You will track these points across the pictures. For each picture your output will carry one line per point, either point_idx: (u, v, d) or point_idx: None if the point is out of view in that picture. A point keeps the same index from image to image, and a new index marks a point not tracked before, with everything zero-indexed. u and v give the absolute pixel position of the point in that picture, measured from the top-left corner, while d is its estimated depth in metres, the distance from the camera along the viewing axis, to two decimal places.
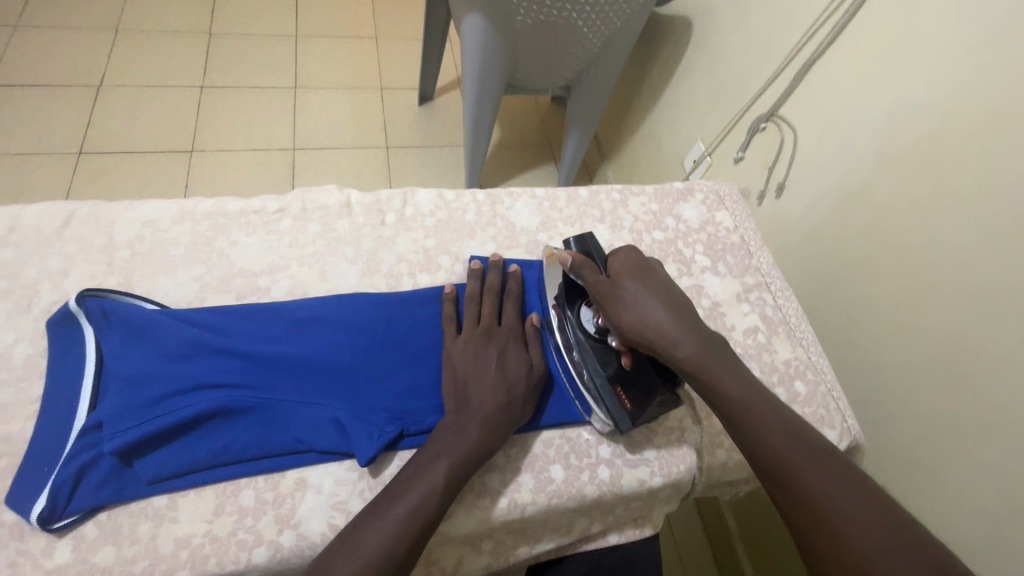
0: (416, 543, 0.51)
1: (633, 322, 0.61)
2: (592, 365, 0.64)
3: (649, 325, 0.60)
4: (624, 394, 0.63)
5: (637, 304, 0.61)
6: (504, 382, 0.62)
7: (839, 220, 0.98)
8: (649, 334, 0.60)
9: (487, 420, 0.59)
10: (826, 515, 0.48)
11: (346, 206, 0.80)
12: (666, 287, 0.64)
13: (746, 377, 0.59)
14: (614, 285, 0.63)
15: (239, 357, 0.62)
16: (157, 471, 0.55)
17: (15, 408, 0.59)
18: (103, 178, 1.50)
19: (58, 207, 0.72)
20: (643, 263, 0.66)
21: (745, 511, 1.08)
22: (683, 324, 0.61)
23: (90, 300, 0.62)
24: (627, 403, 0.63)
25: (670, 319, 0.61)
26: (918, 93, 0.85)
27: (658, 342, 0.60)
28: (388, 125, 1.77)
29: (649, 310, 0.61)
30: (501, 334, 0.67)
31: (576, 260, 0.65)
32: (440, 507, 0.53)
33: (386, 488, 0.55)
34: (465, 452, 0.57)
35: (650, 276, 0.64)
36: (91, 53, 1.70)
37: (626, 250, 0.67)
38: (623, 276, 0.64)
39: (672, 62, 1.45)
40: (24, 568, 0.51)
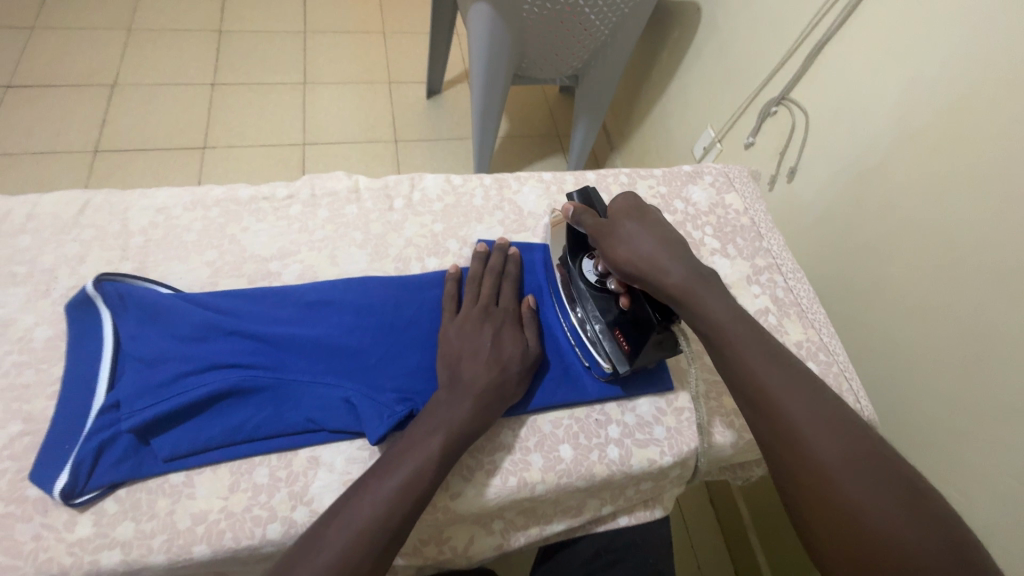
0: (409, 516, 0.51)
1: (623, 257, 0.62)
2: (593, 312, 0.67)
3: (640, 257, 0.61)
4: (622, 336, 0.65)
5: (629, 239, 0.63)
6: (499, 361, 0.62)
7: (853, 201, 0.97)
8: (639, 265, 0.61)
9: (480, 397, 0.59)
10: (812, 459, 0.47)
11: (355, 192, 0.80)
12: (662, 226, 0.65)
13: (741, 313, 0.58)
14: (610, 224, 0.65)
15: (252, 338, 0.63)
16: (173, 448, 0.57)
17: (36, 389, 0.60)
18: (120, 174, 1.53)
19: (74, 195, 0.74)
20: (641, 207, 0.67)
21: (758, 498, 1.08)
22: (677, 258, 0.61)
23: (106, 284, 0.64)
24: (624, 345, 0.64)
25: (663, 253, 0.62)
26: (933, 68, 0.83)
27: (648, 273, 0.61)
28: (397, 118, 1.78)
29: (641, 246, 0.62)
30: (498, 313, 0.67)
31: (575, 210, 0.68)
32: (432, 481, 0.53)
33: (377, 462, 0.54)
34: (458, 429, 0.56)
35: (646, 217, 0.66)
36: (106, 52, 1.73)
37: (627, 196, 0.69)
38: (619, 218, 0.66)
39: (681, 47, 1.44)
40: (47, 542, 0.52)
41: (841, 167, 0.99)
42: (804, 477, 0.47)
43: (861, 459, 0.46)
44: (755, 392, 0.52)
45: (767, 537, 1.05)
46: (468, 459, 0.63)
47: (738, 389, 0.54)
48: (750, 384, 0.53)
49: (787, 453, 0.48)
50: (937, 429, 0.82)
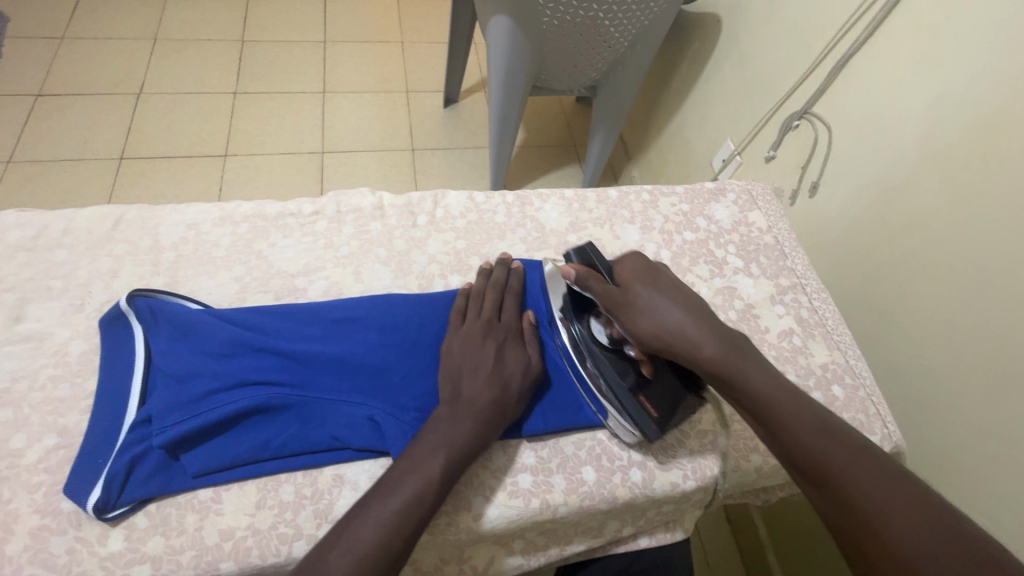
0: (409, 539, 0.51)
1: (648, 331, 0.61)
2: (610, 374, 0.63)
3: (665, 330, 0.60)
4: (647, 401, 0.62)
5: (649, 309, 0.62)
6: (501, 378, 0.63)
7: (877, 219, 0.95)
8: (666, 334, 0.60)
9: (480, 414, 0.59)
10: (854, 504, 0.48)
11: (379, 209, 0.81)
12: (678, 290, 0.64)
13: (773, 373, 0.59)
14: (626, 293, 0.63)
15: (279, 355, 0.64)
16: (202, 465, 0.58)
17: (71, 402, 0.62)
18: (144, 181, 1.56)
19: (108, 210, 0.76)
20: (653, 268, 0.66)
21: (778, 513, 1.07)
22: (699, 324, 0.61)
23: (140, 300, 0.65)
24: (651, 411, 0.62)
25: (684, 320, 0.61)
26: (963, 86, 0.82)
27: (678, 346, 0.60)
28: (415, 127, 1.79)
29: (662, 316, 0.61)
30: (501, 328, 0.68)
31: (580, 276, 0.65)
32: (434, 502, 0.53)
33: (378, 481, 0.54)
34: (458, 450, 0.56)
35: (660, 279, 0.65)
36: (132, 62, 1.77)
37: (631, 256, 0.68)
38: (633, 284, 0.64)
39: (700, 60, 1.43)
40: (80, 555, 0.54)
41: (866, 184, 0.98)
42: (851, 526, 0.47)
43: (905, 498, 0.47)
44: (796, 449, 0.53)
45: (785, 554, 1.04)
46: (490, 478, 0.63)
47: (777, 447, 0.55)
48: (789, 438, 0.54)
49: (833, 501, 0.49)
50: (965, 454, 0.80)
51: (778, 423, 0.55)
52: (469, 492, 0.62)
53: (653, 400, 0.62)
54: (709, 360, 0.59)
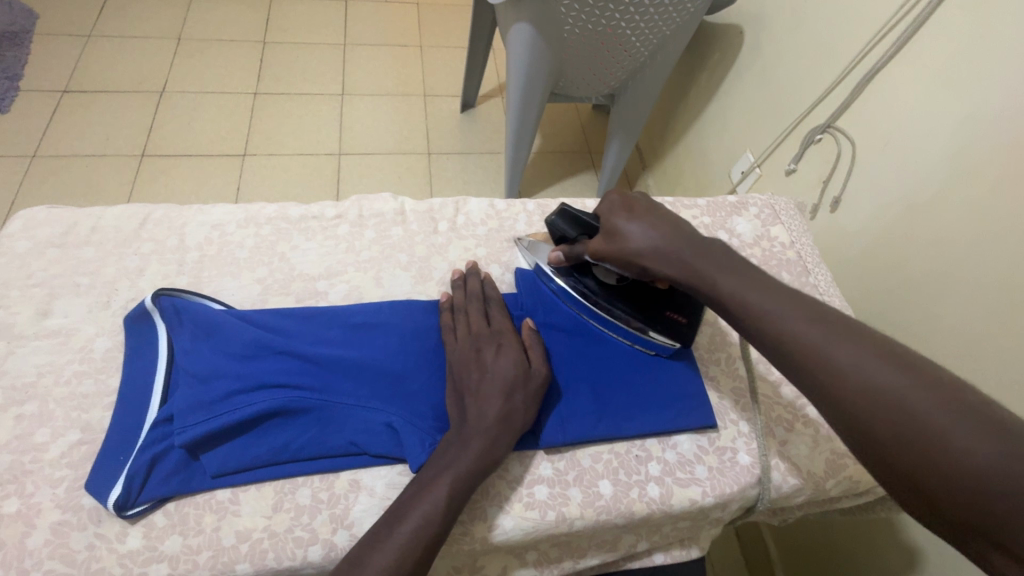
0: (421, 564, 0.51)
1: (631, 258, 0.62)
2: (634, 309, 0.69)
3: (643, 257, 0.61)
4: (675, 315, 0.69)
5: (624, 233, 0.62)
6: (506, 388, 0.61)
7: (901, 236, 0.94)
8: (642, 255, 0.61)
9: (486, 429, 0.58)
10: (858, 399, 0.44)
11: (400, 214, 0.82)
12: (658, 213, 0.63)
13: (772, 287, 0.54)
14: (608, 233, 0.64)
15: (299, 358, 0.64)
16: (221, 465, 0.58)
17: (95, 398, 0.63)
18: (164, 178, 1.58)
19: (135, 209, 0.77)
20: (631, 198, 0.65)
21: (790, 535, 1.05)
22: (677, 243, 0.60)
23: (164, 298, 0.66)
24: (681, 320, 0.69)
25: (658, 238, 0.61)
26: (997, 102, 0.81)
27: (661, 265, 0.60)
28: (431, 131, 1.80)
29: (635, 238, 0.61)
30: (500, 338, 0.66)
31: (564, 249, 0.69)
32: (445, 526, 0.53)
33: (390, 507, 0.54)
34: (467, 468, 0.55)
35: (637, 208, 0.64)
36: (156, 61, 1.80)
37: (612, 193, 0.67)
38: (612, 219, 0.64)
39: (721, 71, 1.43)
40: (100, 551, 0.54)
41: (890, 200, 0.96)
42: (864, 426, 0.44)
43: (966, 418, 0.40)
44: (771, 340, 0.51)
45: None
46: (505, 488, 0.62)
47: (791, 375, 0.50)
48: (809, 369, 0.48)
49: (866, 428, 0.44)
50: None
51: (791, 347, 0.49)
52: (487, 502, 0.61)
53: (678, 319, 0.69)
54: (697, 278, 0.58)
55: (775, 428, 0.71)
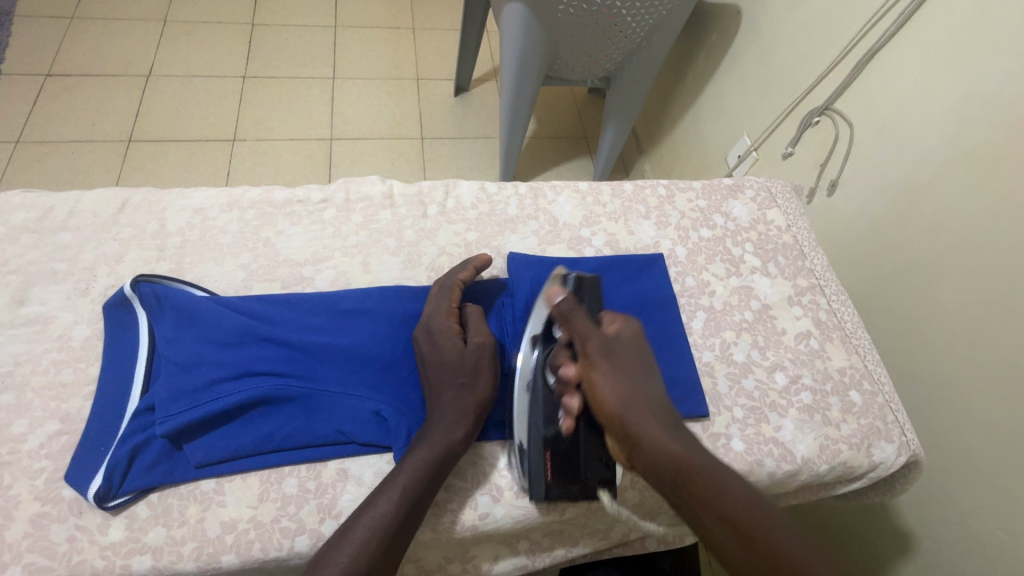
0: (387, 552, 0.50)
1: (603, 392, 0.59)
2: (536, 420, 0.61)
3: (611, 399, 0.59)
4: (550, 464, 0.60)
5: (607, 373, 0.60)
6: (447, 376, 0.61)
7: (899, 220, 0.92)
8: (615, 396, 0.59)
9: (440, 418, 0.58)
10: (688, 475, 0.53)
11: (389, 197, 0.80)
12: (656, 379, 0.62)
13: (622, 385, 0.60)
14: (599, 351, 0.62)
15: (285, 346, 0.62)
16: (205, 455, 0.57)
17: (74, 387, 0.61)
18: (152, 164, 1.55)
19: (113, 193, 0.75)
20: (631, 335, 0.64)
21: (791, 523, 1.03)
22: (654, 411, 0.59)
23: (144, 285, 0.64)
24: (547, 476, 0.60)
25: (639, 395, 0.60)
26: (999, 82, 0.78)
27: (619, 410, 0.59)
28: (424, 115, 1.76)
29: (616, 379, 0.60)
30: (439, 323, 0.64)
31: (564, 299, 0.64)
32: (409, 515, 0.52)
33: (363, 500, 0.54)
34: (430, 455, 0.55)
35: (635, 355, 0.63)
36: (141, 43, 1.75)
37: (626, 322, 0.65)
38: (612, 345, 0.63)
39: (718, 51, 1.39)
40: (81, 544, 0.53)
41: (887, 184, 0.95)
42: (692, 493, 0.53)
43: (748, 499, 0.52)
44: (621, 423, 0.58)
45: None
46: (495, 476, 0.62)
47: (687, 518, 0.54)
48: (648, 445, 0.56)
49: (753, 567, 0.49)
50: (981, 463, 0.78)
51: (697, 492, 0.53)
52: (476, 491, 0.60)
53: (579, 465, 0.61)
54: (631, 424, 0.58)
55: (769, 415, 0.70)
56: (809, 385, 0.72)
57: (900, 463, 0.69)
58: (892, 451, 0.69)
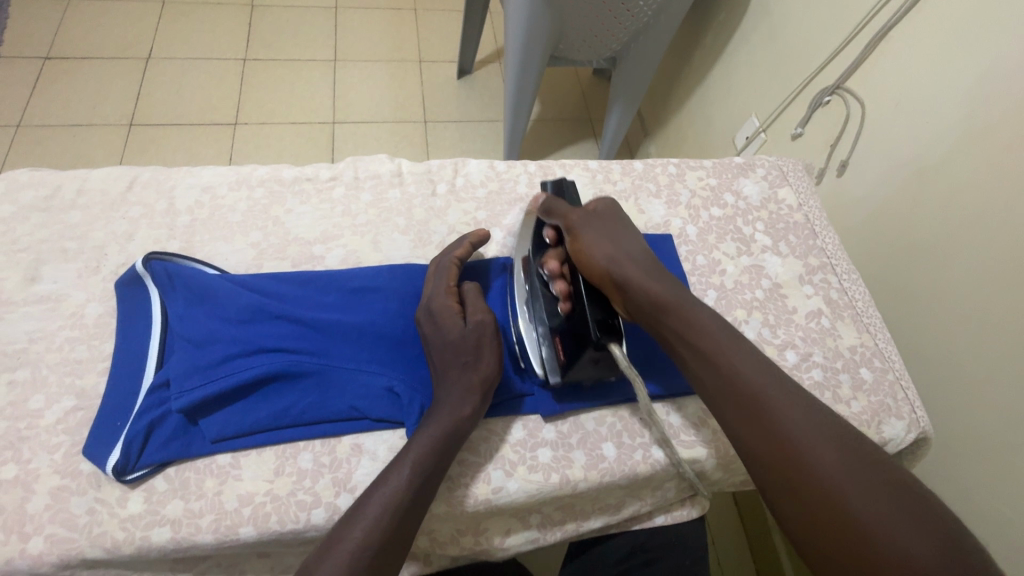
0: (401, 528, 0.50)
1: (587, 246, 0.64)
2: (537, 306, 0.65)
3: (596, 251, 0.63)
4: (560, 343, 0.64)
5: (592, 241, 0.65)
6: (451, 354, 0.61)
7: (910, 199, 0.92)
8: (604, 258, 0.63)
9: (448, 396, 0.58)
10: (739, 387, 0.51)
11: (397, 175, 0.79)
12: (636, 236, 0.67)
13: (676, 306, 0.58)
14: (581, 223, 0.67)
15: (296, 323, 0.62)
16: (220, 430, 0.57)
17: (88, 364, 0.61)
18: (154, 148, 1.54)
19: (121, 171, 0.74)
20: (612, 216, 0.69)
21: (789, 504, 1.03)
22: (641, 263, 0.63)
23: (156, 263, 0.64)
24: (561, 351, 0.63)
25: (622, 250, 0.64)
26: (1014, 57, 0.76)
27: (604, 267, 0.62)
28: (427, 98, 1.74)
29: (601, 245, 0.64)
30: (437, 303, 0.64)
31: (545, 200, 0.72)
32: (421, 492, 0.52)
33: (375, 477, 0.54)
34: (440, 432, 0.55)
35: (620, 227, 0.68)
36: (140, 24, 1.73)
37: (602, 200, 0.72)
38: (594, 221, 0.68)
39: (727, 30, 1.37)
40: (101, 516, 0.53)
41: (899, 163, 0.94)
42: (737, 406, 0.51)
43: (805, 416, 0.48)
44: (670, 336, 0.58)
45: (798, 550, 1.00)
46: (508, 451, 0.62)
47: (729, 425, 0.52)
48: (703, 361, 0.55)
49: (834, 552, 0.42)
50: (988, 441, 0.78)
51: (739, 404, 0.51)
52: (488, 465, 0.61)
53: (583, 333, 0.62)
54: (673, 324, 0.58)
55: None
56: (819, 362, 0.72)
57: (909, 440, 0.69)
58: (902, 428, 0.69)
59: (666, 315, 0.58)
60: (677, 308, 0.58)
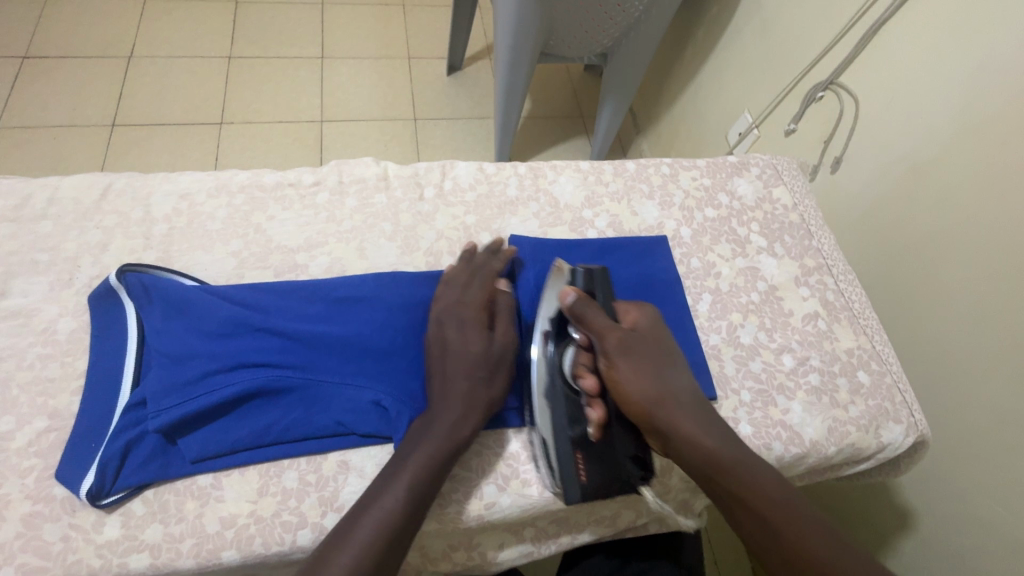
0: (395, 550, 0.49)
1: (627, 386, 0.58)
2: (560, 419, 0.59)
3: (637, 391, 0.58)
4: (582, 463, 0.58)
5: (631, 378, 0.58)
6: (459, 364, 0.59)
7: (904, 196, 0.90)
8: (646, 399, 0.58)
9: (446, 410, 0.56)
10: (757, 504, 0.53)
11: (383, 179, 0.77)
12: (676, 365, 0.62)
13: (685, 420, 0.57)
14: (622, 345, 0.60)
15: (279, 335, 0.60)
16: (200, 450, 0.55)
17: (62, 383, 0.59)
18: (137, 149, 1.49)
19: (95, 178, 0.71)
20: (649, 333, 0.63)
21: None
22: (684, 404, 0.58)
23: (131, 275, 0.62)
24: (583, 476, 0.58)
25: (667, 389, 0.59)
26: (1007, 52, 0.75)
27: (646, 407, 0.58)
28: (416, 96, 1.71)
29: (641, 382, 0.58)
30: (464, 311, 0.63)
31: (577, 301, 0.60)
32: (416, 511, 0.51)
33: (365, 494, 0.52)
34: (437, 449, 0.54)
35: (660, 351, 0.62)
36: (120, 23, 1.68)
37: (640, 314, 0.64)
38: (632, 338, 0.61)
39: (718, 24, 1.35)
40: (75, 543, 0.51)
41: (893, 160, 0.93)
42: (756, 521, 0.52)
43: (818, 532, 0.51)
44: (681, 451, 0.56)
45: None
46: (501, 465, 0.60)
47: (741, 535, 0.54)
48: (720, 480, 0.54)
49: None
50: (984, 442, 0.78)
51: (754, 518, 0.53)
52: (481, 480, 0.59)
53: (614, 468, 0.59)
54: (736, 487, 0.53)
55: (777, 398, 0.68)
56: (816, 366, 0.71)
57: (907, 444, 0.68)
58: (900, 433, 0.68)
59: (723, 476, 0.54)
60: (735, 468, 0.54)
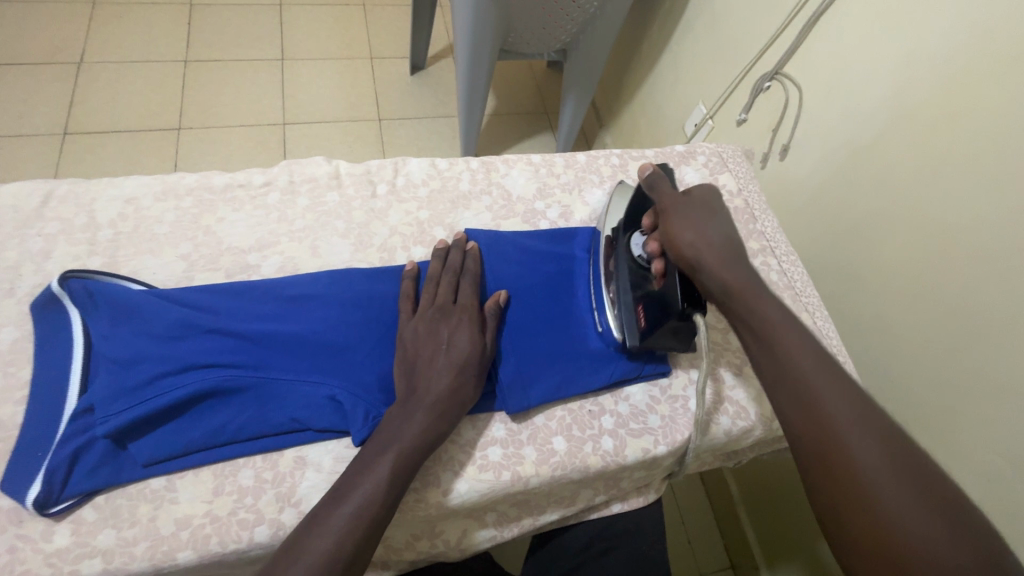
0: (365, 542, 0.50)
1: (680, 230, 0.63)
2: (623, 280, 0.68)
3: (686, 237, 0.62)
4: (642, 312, 0.66)
5: (677, 229, 0.63)
6: (445, 362, 0.60)
7: (845, 180, 0.95)
8: (691, 245, 0.61)
9: (422, 406, 0.57)
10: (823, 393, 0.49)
11: (335, 178, 0.77)
12: (732, 233, 0.64)
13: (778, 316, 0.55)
14: (675, 206, 0.65)
15: (232, 336, 0.60)
16: (153, 453, 0.55)
17: (3, 394, 0.58)
18: (91, 156, 1.46)
19: (35, 184, 0.70)
20: (706, 204, 0.66)
21: (756, 492, 1.08)
22: (731, 257, 0.61)
23: (74, 282, 0.60)
24: (642, 319, 0.65)
25: (713, 242, 0.62)
26: (932, 42, 0.80)
27: (689, 252, 0.61)
28: (379, 96, 1.71)
29: (689, 232, 0.62)
30: (457, 312, 0.64)
31: (650, 176, 0.70)
32: (389, 504, 0.52)
33: (332, 487, 0.53)
34: (411, 444, 0.54)
35: (717, 218, 0.65)
36: (68, 28, 1.63)
37: (703, 190, 0.68)
38: (690, 204, 0.66)
39: (671, 19, 1.38)
40: (24, 553, 0.51)
41: (835, 145, 0.97)
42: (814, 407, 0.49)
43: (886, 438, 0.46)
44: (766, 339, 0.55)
45: (764, 528, 1.06)
46: (459, 452, 0.62)
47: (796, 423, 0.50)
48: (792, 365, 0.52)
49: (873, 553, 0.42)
50: (925, 408, 0.83)
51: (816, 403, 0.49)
52: (439, 469, 0.60)
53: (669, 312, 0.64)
54: (805, 377, 0.51)
55: (724, 373, 0.72)
56: None
57: None
58: None
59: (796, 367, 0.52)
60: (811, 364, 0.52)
